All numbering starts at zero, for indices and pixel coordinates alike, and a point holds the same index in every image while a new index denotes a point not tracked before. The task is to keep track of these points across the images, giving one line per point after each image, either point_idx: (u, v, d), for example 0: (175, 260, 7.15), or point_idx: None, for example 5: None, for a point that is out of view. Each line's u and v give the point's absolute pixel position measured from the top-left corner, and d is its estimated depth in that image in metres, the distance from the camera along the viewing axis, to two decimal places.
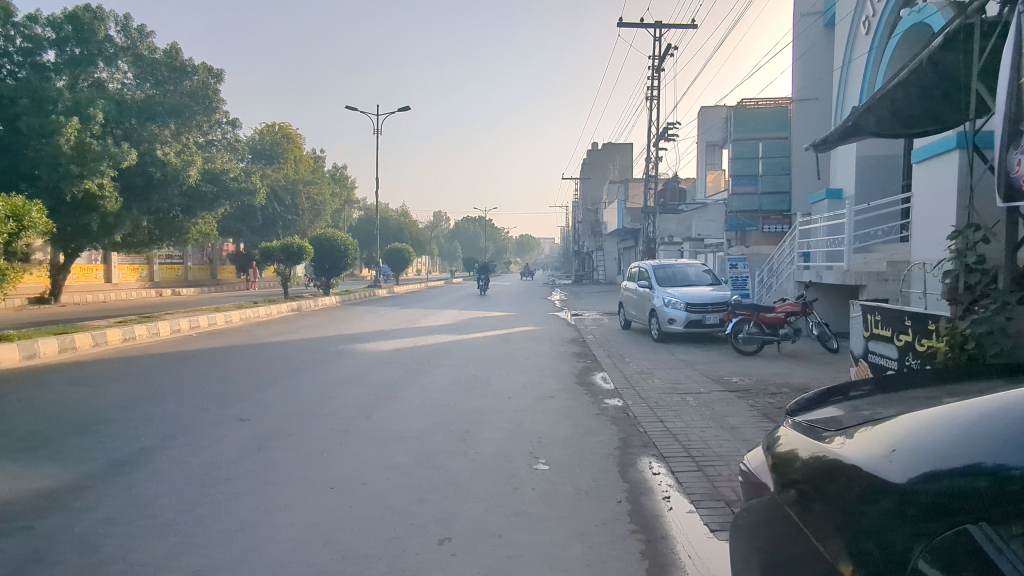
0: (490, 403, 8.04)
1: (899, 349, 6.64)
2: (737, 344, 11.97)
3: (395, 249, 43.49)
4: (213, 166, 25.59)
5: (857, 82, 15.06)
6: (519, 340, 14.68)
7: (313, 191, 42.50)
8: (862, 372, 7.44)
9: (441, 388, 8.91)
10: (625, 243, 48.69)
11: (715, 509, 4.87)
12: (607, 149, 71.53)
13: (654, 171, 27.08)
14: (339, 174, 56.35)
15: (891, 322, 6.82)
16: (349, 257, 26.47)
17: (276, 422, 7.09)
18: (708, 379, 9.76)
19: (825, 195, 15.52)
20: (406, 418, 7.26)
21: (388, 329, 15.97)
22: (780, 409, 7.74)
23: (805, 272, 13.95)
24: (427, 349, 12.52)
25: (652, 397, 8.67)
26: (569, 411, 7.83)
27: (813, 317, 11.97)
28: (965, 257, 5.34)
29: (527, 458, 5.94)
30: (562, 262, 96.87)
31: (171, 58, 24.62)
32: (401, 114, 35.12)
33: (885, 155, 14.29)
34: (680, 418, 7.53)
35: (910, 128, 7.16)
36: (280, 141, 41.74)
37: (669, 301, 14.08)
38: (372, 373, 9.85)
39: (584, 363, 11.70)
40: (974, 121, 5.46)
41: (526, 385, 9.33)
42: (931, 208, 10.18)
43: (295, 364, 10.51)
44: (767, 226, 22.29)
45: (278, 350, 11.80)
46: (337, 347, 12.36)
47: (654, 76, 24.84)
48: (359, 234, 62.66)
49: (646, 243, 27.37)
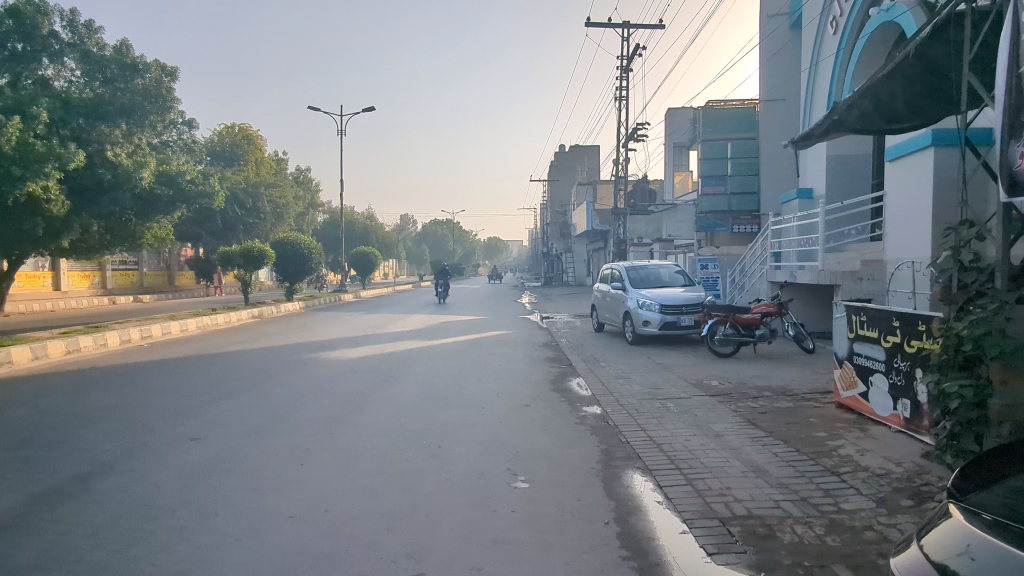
0: (463, 414, 7.58)
1: (887, 349, 6.42)
2: (713, 346, 11.76)
3: (361, 253, 42.62)
4: (168, 168, 24.49)
5: (825, 82, 15.08)
6: (491, 344, 14.28)
7: (276, 194, 41.38)
8: (846, 374, 7.21)
9: (410, 398, 8.43)
10: (594, 245, 48.72)
11: (709, 528, 4.52)
12: (575, 151, 71.58)
13: (623, 172, 26.98)
14: (303, 177, 55.22)
15: (877, 323, 6.60)
16: (313, 261, 25.67)
17: (230, 441, 6.54)
18: (687, 383, 9.49)
19: (796, 194, 15.50)
20: (372, 433, 6.75)
21: (355, 335, 15.41)
22: (765, 414, 7.45)
23: (777, 272, 13.87)
24: (396, 356, 12.01)
25: (631, 403, 8.34)
26: (546, 420, 7.43)
27: (789, 317, 11.84)
28: (961, 254, 5.09)
29: (504, 476, 5.51)
30: (530, 265, 96.76)
31: (121, 55, 23.21)
32: (366, 115, 34.42)
33: (855, 154, 14.32)
34: (663, 425, 7.17)
35: (891, 124, 6.97)
36: (240, 143, 40.48)
37: (644, 303, 13.82)
38: (336, 384, 9.29)
39: (559, 367, 11.36)
40: (966, 112, 5.23)
41: (500, 393, 8.90)
42: (905, 207, 10.09)
43: (254, 374, 9.92)
44: (737, 226, 22.33)
45: (237, 360, 11.18)
46: (300, 355, 11.77)
47: (623, 77, 24.76)
48: (323, 238, 61.41)
49: (616, 244, 27.28)
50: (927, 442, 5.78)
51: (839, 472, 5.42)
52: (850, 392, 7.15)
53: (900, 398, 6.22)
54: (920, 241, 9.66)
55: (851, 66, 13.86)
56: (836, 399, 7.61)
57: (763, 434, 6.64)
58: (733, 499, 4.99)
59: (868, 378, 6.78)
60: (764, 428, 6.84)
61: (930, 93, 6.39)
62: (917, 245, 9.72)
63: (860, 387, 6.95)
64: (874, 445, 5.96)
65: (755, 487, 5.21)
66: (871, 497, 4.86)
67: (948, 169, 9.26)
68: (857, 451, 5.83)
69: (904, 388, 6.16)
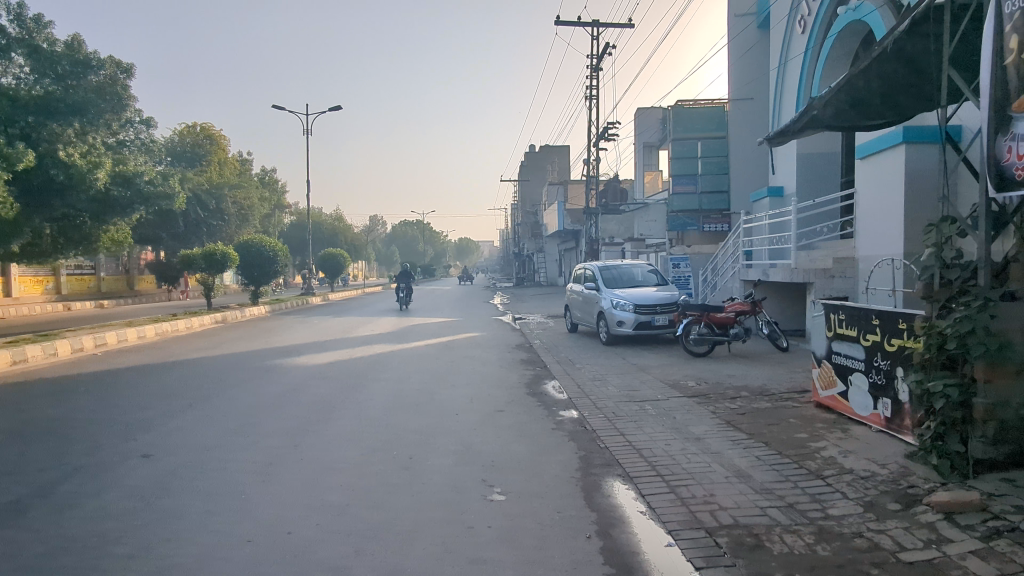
0: (436, 421, 7.29)
1: (867, 348, 6.33)
2: (688, 345, 11.67)
3: (329, 254, 41.82)
4: (125, 168, 23.38)
5: (793, 81, 15.19)
6: (464, 347, 13.99)
7: (240, 196, 40.35)
8: (825, 373, 7.13)
9: (380, 405, 8.10)
10: (565, 245, 48.74)
11: (695, 540, 4.31)
12: (545, 151, 71.51)
13: (594, 172, 26.95)
14: (268, 178, 54.07)
15: (856, 321, 6.52)
16: (279, 263, 24.99)
17: (185, 457, 6.13)
18: (664, 384, 9.35)
19: (767, 192, 15.56)
20: (339, 445, 6.42)
21: (323, 340, 14.96)
22: (744, 416, 7.32)
23: (749, 271, 13.88)
24: (365, 361, 11.65)
25: (608, 406, 8.15)
26: (522, 426, 7.19)
27: (762, 316, 11.80)
28: (943, 251, 5.01)
29: (480, 488, 5.24)
30: (501, 265, 96.52)
31: (72, 51, 22.30)
32: (333, 113, 33.78)
33: (824, 152, 14.41)
34: (642, 429, 6.96)
35: (865, 120, 6.91)
36: (203, 143, 39.34)
37: (618, 303, 13.69)
38: (303, 392, 8.90)
39: (533, 370, 11.14)
40: (946, 108, 5.15)
41: (474, 398, 8.62)
42: (877, 205, 10.14)
43: (214, 383, 9.47)
44: (707, 225, 22.44)
45: (197, 368, 10.69)
46: (265, 362, 11.32)
47: (593, 76, 24.71)
48: (290, 240, 60.19)
49: (588, 243, 27.25)
50: (909, 442, 5.70)
51: (823, 475, 5.28)
52: (829, 392, 7.06)
53: (881, 397, 6.13)
54: (891, 239, 9.71)
55: (819, 64, 13.97)
56: (814, 398, 7.53)
57: (744, 437, 6.48)
58: (718, 508, 4.79)
59: (847, 377, 6.70)
60: (745, 431, 6.69)
61: (905, 90, 6.34)
62: (889, 243, 9.76)
63: (839, 386, 6.86)
64: (856, 446, 5.85)
65: (739, 493, 5.02)
66: (857, 501, 4.72)
67: (918, 166, 9.31)
68: (840, 452, 5.71)
69: (885, 387, 6.07)
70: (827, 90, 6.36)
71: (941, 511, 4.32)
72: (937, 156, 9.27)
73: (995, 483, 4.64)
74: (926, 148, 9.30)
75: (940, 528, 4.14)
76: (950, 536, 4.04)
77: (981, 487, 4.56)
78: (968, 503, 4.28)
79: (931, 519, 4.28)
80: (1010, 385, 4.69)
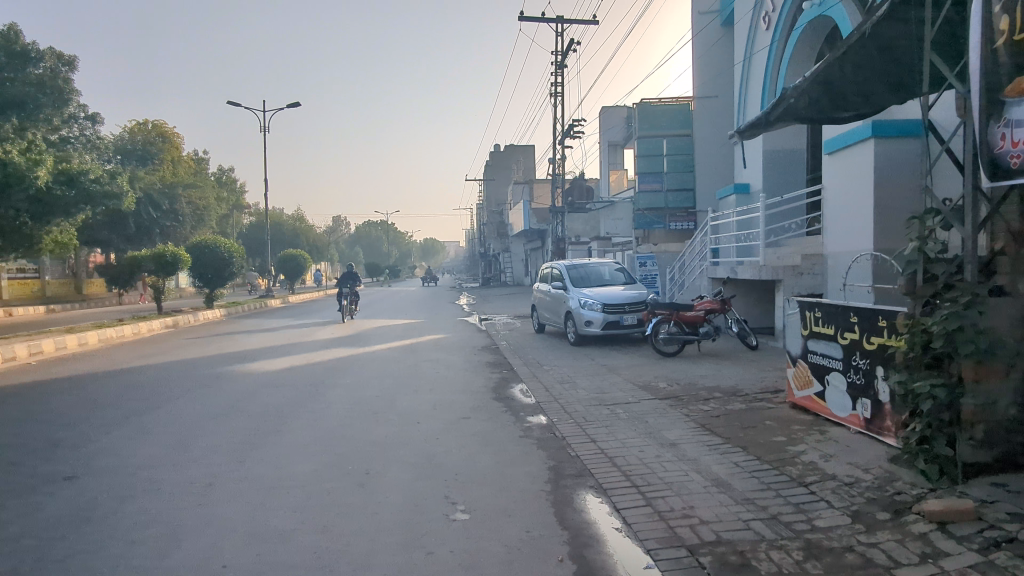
0: (396, 431, 6.82)
1: (844, 347, 6.10)
2: (658, 345, 11.41)
3: (289, 256, 40.61)
4: (68, 167, 21.97)
5: (758, 77, 15.09)
6: (427, 350, 13.49)
7: (194, 195, 38.89)
8: (800, 373, 6.90)
9: (336, 415, 7.57)
10: (531, 245, 48.47)
11: (677, 561, 3.94)
12: (510, 150, 71.21)
13: (559, 170, 26.72)
14: (226, 177, 52.39)
15: (833, 319, 6.29)
16: (234, 265, 23.96)
17: (113, 480, 5.51)
18: (634, 386, 9.04)
19: (733, 189, 15.48)
20: (289, 460, 5.90)
21: (280, 345, 14.25)
22: (718, 418, 7.04)
23: (717, 269, 13.73)
24: (323, 366, 11.06)
25: (578, 410, 7.80)
26: (488, 434, 6.77)
27: (732, 314, 11.60)
28: (927, 243, 4.78)
29: (441, 506, 4.80)
30: (467, 266, 95.80)
31: (8, 42, 21.67)
32: (291, 109, 32.79)
33: (789, 149, 14.38)
34: (614, 435, 6.59)
35: (839, 113, 6.72)
36: (154, 141, 37.82)
37: (585, 303, 13.39)
38: (253, 401, 8.31)
39: (500, 373, 10.72)
40: (929, 97, 4.93)
41: (437, 404, 8.15)
42: (846, 200, 10.01)
43: (156, 393, 8.76)
44: (673, 223, 22.35)
45: (140, 376, 9.95)
46: (215, 369, 10.63)
47: (557, 72, 24.46)
48: (249, 241, 58.41)
49: (555, 242, 27.00)
50: (891, 444, 5.47)
51: (806, 482, 4.98)
52: (805, 392, 6.83)
53: (860, 397, 5.91)
54: (860, 234, 9.60)
55: (785, 59, 13.87)
56: (789, 399, 7.30)
57: (720, 441, 6.16)
58: (698, 522, 4.43)
59: (824, 377, 6.46)
60: (721, 435, 6.38)
61: (881, 82, 6.17)
62: (858, 239, 9.65)
63: (815, 386, 6.63)
64: (837, 449, 5.59)
65: (720, 505, 4.68)
66: (844, 511, 4.43)
67: (887, 161, 9.20)
68: (821, 457, 5.44)
69: (864, 388, 5.85)
70: (803, 78, 6.10)
71: (933, 521, 4.05)
72: (906, 151, 9.19)
73: (985, 489, 4.42)
74: (894, 142, 9.19)
75: (936, 541, 3.87)
76: (946, 549, 3.76)
77: (973, 494, 4.32)
78: (961, 512, 4.03)
79: (923, 530, 4.01)
80: (998, 384, 4.48)
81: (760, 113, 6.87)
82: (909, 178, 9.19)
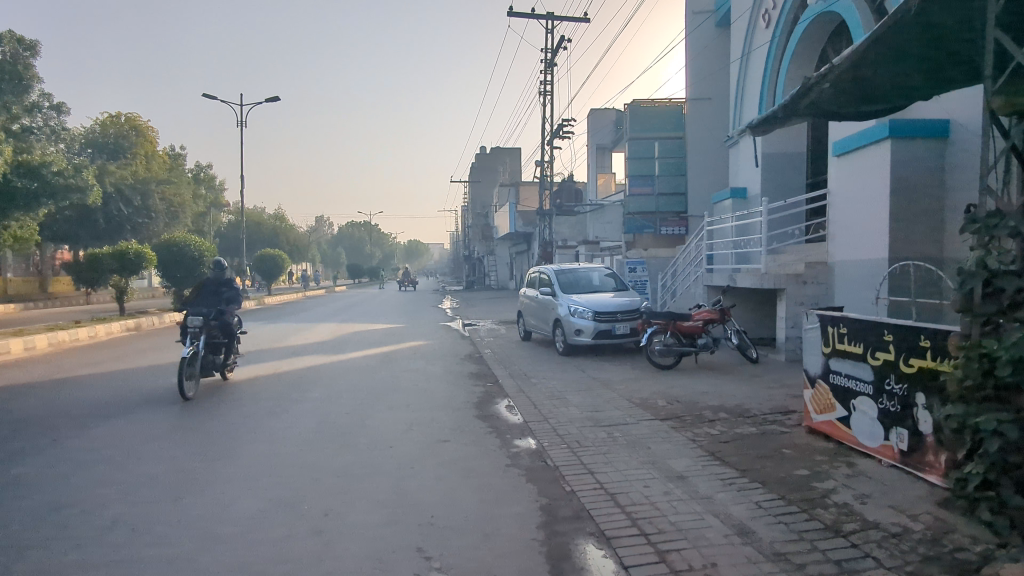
0: (365, 459, 5.97)
1: (876, 369, 5.39)
2: (653, 357, 10.68)
3: (266, 255, 39.35)
4: (27, 158, 20.60)
5: (756, 76, 14.45)
6: (406, 358, 12.63)
7: (169, 192, 37.56)
8: (819, 395, 6.17)
9: (298, 438, 6.69)
10: (516, 248, 47.73)
11: None
12: (496, 152, 70.22)
13: (547, 172, 26.03)
14: (204, 173, 51.03)
15: (863, 336, 5.57)
16: (203, 264, 22.83)
17: (17, 524, 4.59)
18: (631, 404, 8.27)
19: (729, 194, 14.87)
20: (237, 498, 5.03)
21: (248, 351, 13.33)
22: (729, 445, 6.27)
23: (714, 276, 13.01)
24: (290, 377, 10.16)
25: (571, 431, 7.01)
26: (469, 462, 5.96)
27: (731, 324, 10.84)
28: (989, 252, 4.08)
29: (413, 562, 3.97)
30: (451, 269, 94.73)
31: None
32: (269, 103, 31.76)
33: (789, 152, 13.75)
34: (613, 466, 5.78)
35: (867, 103, 6.14)
36: (127, 134, 36.56)
37: (575, 310, 12.61)
38: (207, 419, 7.41)
39: (484, 386, 9.91)
40: (991, 83, 4.18)
41: (414, 425, 7.28)
42: (858, 205, 9.36)
43: (97, 409, 7.81)
44: (664, 228, 21.74)
45: (84, 388, 9.00)
46: (170, 379, 9.69)
47: (547, 71, 23.80)
48: (226, 240, 56.91)
49: (542, 245, 26.23)
50: (935, 483, 4.75)
51: (844, 531, 4.23)
52: (824, 417, 6.10)
53: (893, 426, 5.20)
54: (873, 242, 8.95)
55: (786, 57, 13.21)
56: (804, 423, 6.58)
57: (735, 475, 5.39)
58: None
59: (850, 402, 5.74)
60: (733, 466, 5.62)
61: (918, 72, 5.54)
62: (871, 247, 8.99)
63: (838, 411, 5.90)
64: (871, 488, 4.85)
65: (747, 562, 3.89)
66: None
67: (905, 164, 8.54)
68: (855, 498, 4.70)
69: (900, 417, 5.13)
70: (844, 55, 5.30)
71: None
72: (924, 152, 8.54)
73: None
74: (915, 143, 8.53)
75: None
76: None
77: None
78: None
79: None
80: None
81: (786, 97, 6.06)
82: (928, 182, 8.54)
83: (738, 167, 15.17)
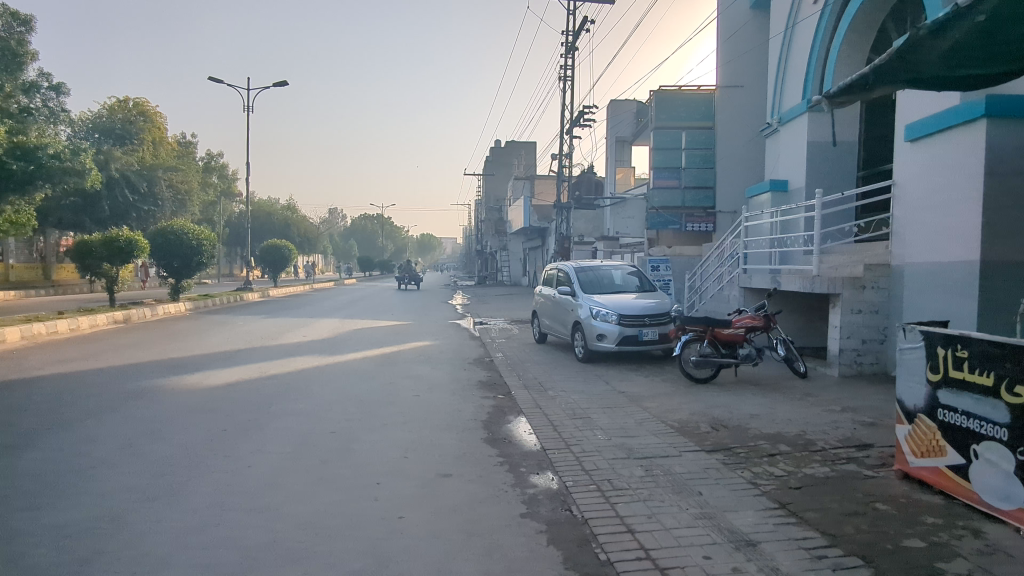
0: (344, 502, 4.75)
1: (1016, 409, 4.07)
2: (687, 369, 9.37)
3: (274, 246, 38.37)
4: (22, 138, 19.46)
5: (801, 55, 13.00)
6: (409, 361, 11.40)
7: (176, 178, 36.55)
8: (919, 434, 4.86)
9: (267, 468, 5.47)
10: (530, 243, 46.55)
11: None
12: (511, 145, 68.82)
13: (567, 163, 24.77)
14: (214, 161, 50.03)
15: (993, 364, 4.24)
16: (201, 254, 21.70)
17: None
18: (667, 429, 6.95)
19: (768, 186, 13.42)
20: (168, 562, 3.82)
21: (239, 349, 12.16)
22: (802, 493, 4.95)
23: (753, 277, 11.62)
24: (276, 383, 8.96)
25: (599, 465, 5.73)
26: (475, 509, 4.69)
27: (777, 333, 9.48)
28: None
29: None
30: (463, 264, 93.60)
31: None
32: (279, 88, 30.77)
33: (839, 139, 12.34)
34: (659, 521, 4.48)
35: (983, 63, 4.74)
36: (134, 119, 35.84)
37: (598, 312, 11.31)
38: (165, 437, 6.21)
39: (494, 398, 8.66)
40: None
41: (409, 452, 6.02)
42: (937, 198, 7.97)
43: (41, 419, 6.66)
44: (690, 224, 20.39)
45: (37, 391, 7.85)
46: (139, 383, 8.51)
47: (568, 55, 22.51)
48: (236, 230, 56.05)
49: (559, 240, 24.94)
50: None
51: None
52: (926, 462, 4.79)
53: None
54: (957, 243, 7.57)
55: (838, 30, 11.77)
56: (894, 466, 5.24)
57: (822, 543, 4.07)
58: None
59: (969, 448, 4.41)
60: (817, 528, 4.32)
61: None
62: (954, 248, 7.61)
63: (949, 457, 4.58)
64: None
65: None
66: None
67: (999, 149, 7.19)
68: None
69: None
70: None
71: None
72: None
73: None
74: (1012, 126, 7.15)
75: None
76: None
77: None
78: None
79: None
80: None
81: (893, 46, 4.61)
82: None
83: (778, 157, 13.75)
